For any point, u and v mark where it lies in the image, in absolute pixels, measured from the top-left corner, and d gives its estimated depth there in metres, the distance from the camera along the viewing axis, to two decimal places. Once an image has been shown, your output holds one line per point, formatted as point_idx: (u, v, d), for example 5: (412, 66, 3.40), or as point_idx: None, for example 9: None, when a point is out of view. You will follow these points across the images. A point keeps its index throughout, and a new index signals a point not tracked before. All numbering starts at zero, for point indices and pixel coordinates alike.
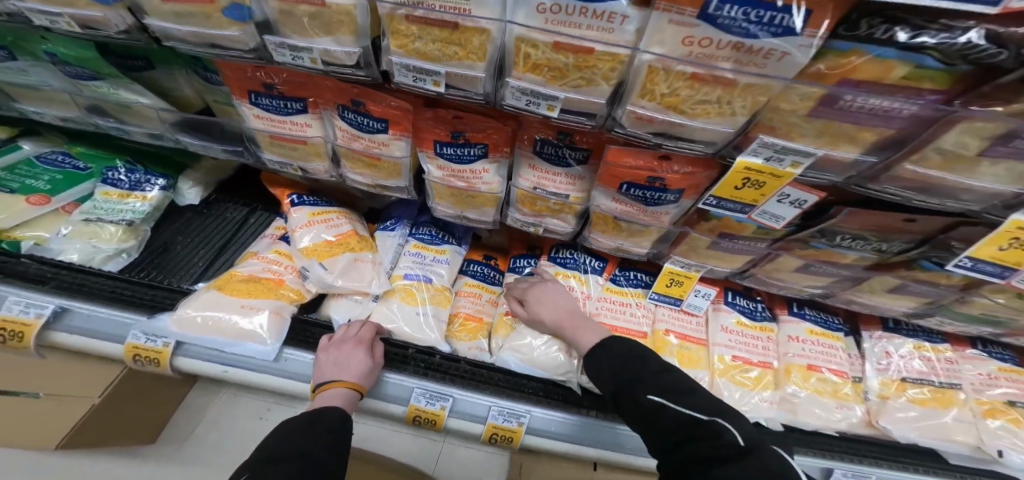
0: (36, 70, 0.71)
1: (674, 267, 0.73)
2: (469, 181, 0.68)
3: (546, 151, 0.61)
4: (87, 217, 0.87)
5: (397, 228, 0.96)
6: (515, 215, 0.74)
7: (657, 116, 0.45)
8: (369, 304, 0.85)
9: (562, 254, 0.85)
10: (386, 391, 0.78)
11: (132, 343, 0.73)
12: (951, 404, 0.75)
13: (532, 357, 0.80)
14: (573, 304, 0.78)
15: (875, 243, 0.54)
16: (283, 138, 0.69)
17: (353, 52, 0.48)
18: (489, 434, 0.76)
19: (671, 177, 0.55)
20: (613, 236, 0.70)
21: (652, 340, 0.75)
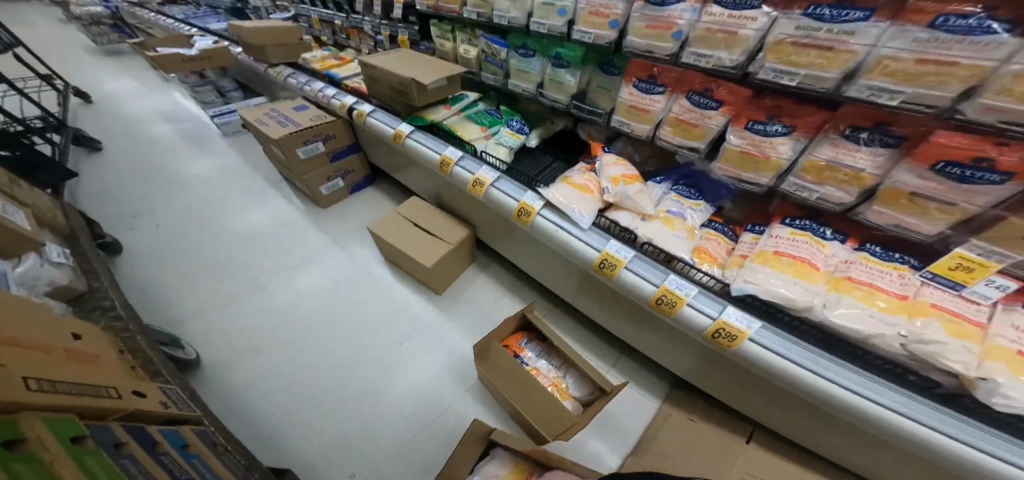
0: (537, 60, 1.42)
1: (968, 252, 0.81)
2: (763, 149, 1.01)
3: (862, 138, 0.86)
4: (496, 142, 1.66)
5: (663, 182, 1.39)
6: (794, 179, 0.99)
7: (1010, 108, 0.66)
8: (637, 219, 1.33)
9: (801, 221, 1.08)
10: (647, 273, 1.20)
11: (524, 201, 1.43)
12: None
13: (773, 286, 1.00)
14: (812, 254, 1.02)
15: None
16: (636, 108, 1.21)
17: (736, 58, 0.93)
18: (714, 327, 1.08)
19: (1005, 160, 0.71)
20: (902, 212, 0.86)
21: (912, 305, 0.90)
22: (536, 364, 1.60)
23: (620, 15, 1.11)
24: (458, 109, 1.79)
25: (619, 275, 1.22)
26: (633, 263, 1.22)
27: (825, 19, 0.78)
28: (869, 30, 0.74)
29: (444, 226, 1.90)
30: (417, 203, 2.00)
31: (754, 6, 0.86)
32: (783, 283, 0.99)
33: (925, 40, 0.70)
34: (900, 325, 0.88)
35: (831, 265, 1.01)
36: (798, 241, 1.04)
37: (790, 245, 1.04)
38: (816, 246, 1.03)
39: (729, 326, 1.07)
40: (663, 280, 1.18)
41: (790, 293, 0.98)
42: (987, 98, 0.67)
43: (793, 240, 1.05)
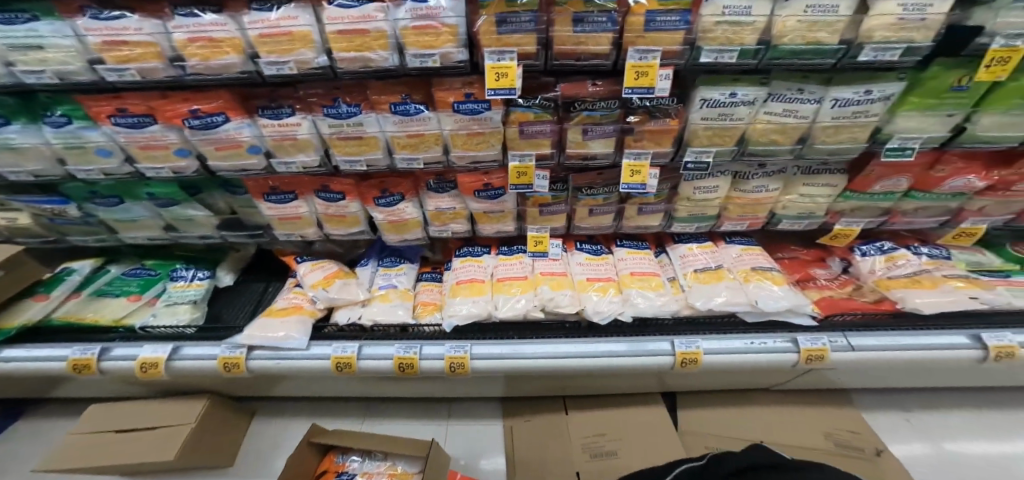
0: (135, 207, 1.13)
1: (531, 231, 1.06)
2: (398, 216, 1.04)
3: (434, 187, 1.00)
4: (166, 303, 1.28)
5: (368, 263, 1.26)
6: (434, 228, 1.09)
7: (464, 155, 0.86)
8: (359, 309, 1.16)
9: (466, 248, 1.18)
10: (372, 353, 1.05)
11: (222, 355, 1.06)
12: (719, 279, 0.98)
13: (465, 312, 1.03)
14: (482, 273, 1.10)
15: (603, 188, 0.95)
16: (285, 217, 1.04)
17: (316, 158, 0.85)
18: (448, 365, 1.00)
19: (495, 181, 0.94)
20: (488, 224, 1.07)
21: (531, 280, 1.05)
22: (364, 468, 1.12)
23: (182, 143, 0.85)
24: (69, 291, 1.30)
25: (359, 368, 1.05)
26: (364, 351, 1.06)
27: (336, 117, 0.79)
28: (369, 119, 0.80)
29: (150, 409, 1.22)
30: (100, 409, 1.22)
31: (288, 113, 0.79)
32: (476, 305, 1.04)
33: (398, 121, 0.80)
34: (529, 298, 1.02)
35: (489, 275, 1.10)
36: (466, 267, 1.12)
37: (461, 273, 1.12)
38: (477, 264, 1.12)
39: (455, 357, 0.99)
40: (392, 351, 1.04)
41: (481, 310, 1.03)
42: (455, 151, 0.85)
43: (464, 267, 1.12)
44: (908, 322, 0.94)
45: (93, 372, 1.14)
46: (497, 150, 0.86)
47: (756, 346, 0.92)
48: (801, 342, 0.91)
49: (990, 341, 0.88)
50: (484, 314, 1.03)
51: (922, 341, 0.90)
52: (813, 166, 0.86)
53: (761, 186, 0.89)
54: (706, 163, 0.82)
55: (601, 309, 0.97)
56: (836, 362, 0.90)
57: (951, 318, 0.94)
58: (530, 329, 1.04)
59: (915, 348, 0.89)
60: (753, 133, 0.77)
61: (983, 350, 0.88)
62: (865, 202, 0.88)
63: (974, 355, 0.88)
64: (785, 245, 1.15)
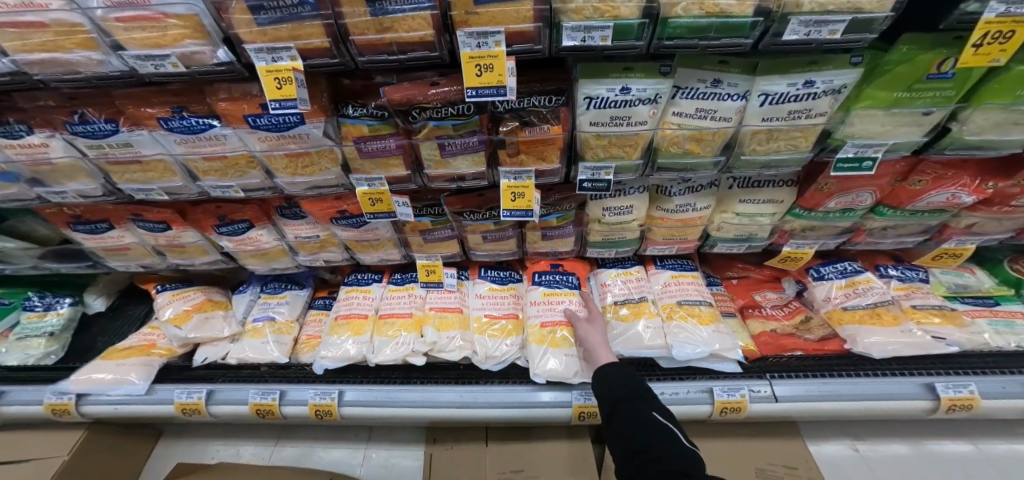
0: None
1: (422, 260, 0.88)
2: (254, 245, 0.80)
3: (287, 212, 0.77)
4: (17, 336, 1.02)
5: (248, 288, 1.04)
6: (304, 258, 0.86)
7: (296, 181, 0.64)
8: (226, 345, 0.96)
9: (356, 275, 0.99)
10: (229, 397, 0.90)
11: (47, 401, 0.90)
12: (641, 315, 0.82)
13: (343, 351, 0.87)
14: (366, 308, 0.93)
15: (488, 212, 0.74)
16: (111, 249, 0.80)
17: (96, 186, 0.61)
18: (312, 412, 0.86)
19: (352, 207, 0.73)
20: (368, 253, 0.86)
21: (417, 319, 0.89)
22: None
23: None
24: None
25: (210, 413, 0.90)
26: (216, 395, 0.90)
27: (87, 137, 0.55)
28: (137, 139, 0.56)
29: (22, 445, 0.94)
30: None
31: (23, 133, 0.55)
32: (359, 346, 0.87)
33: (182, 141, 0.57)
34: (412, 341, 0.86)
35: (376, 309, 0.93)
36: (352, 299, 0.94)
37: (347, 306, 0.93)
38: (361, 297, 0.94)
39: (318, 404, 0.86)
40: (246, 395, 0.89)
41: (360, 351, 0.87)
42: (280, 176, 0.63)
43: (347, 300, 0.94)
44: (853, 365, 0.80)
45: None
46: (336, 172, 0.64)
47: (664, 397, 0.77)
48: (716, 394, 0.77)
49: (943, 392, 0.75)
50: (359, 356, 0.86)
51: (857, 388, 0.76)
52: (749, 179, 0.65)
53: (685, 206, 0.69)
54: (605, 181, 0.62)
55: (496, 353, 0.83)
56: (756, 414, 0.77)
57: (905, 359, 0.80)
58: (419, 373, 0.90)
59: (848, 399, 0.76)
60: (663, 140, 0.55)
61: (934, 401, 0.75)
62: (817, 222, 0.68)
63: (920, 406, 0.75)
64: (734, 261, 0.97)
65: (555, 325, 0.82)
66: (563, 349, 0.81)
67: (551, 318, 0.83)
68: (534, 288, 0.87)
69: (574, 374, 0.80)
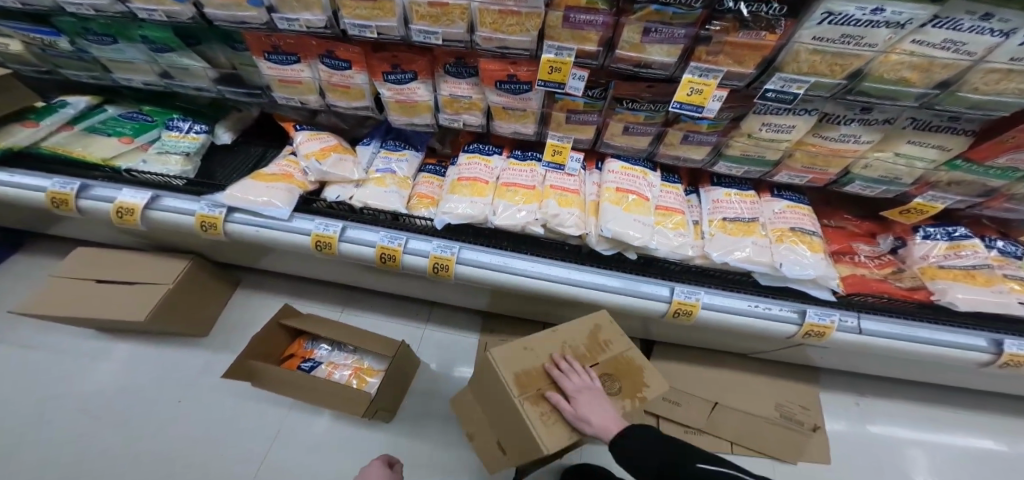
0: (128, 48, 0.98)
1: (553, 140, 0.99)
2: (408, 96, 0.92)
3: (453, 71, 0.87)
4: (158, 150, 1.16)
5: (370, 143, 1.16)
6: (444, 116, 0.97)
7: (490, 37, 0.67)
8: (351, 189, 1.07)
9: (475, 145, 1.11)
10: (358, 236, 1.03)
11: (201, 212, 1.04)
12: (750, 232, 0.95)
13: (460, 210, 0.99)
14: (483, 173, 1.04)
15: (648, 104, 0.83)
16: (286, 81, 0.93)
17: (321, 19, 0.69)
18: (433, 263, 1.00)
19: (522, 74, 0.81)
20: (507, 123, 0.96)
21: (540, 191, 1.01)
22: (332, 358, 1.21)
23: None
24: (63, 122, 1.19)
25: (339, 250, 1.03)
26: (346, 233, 1.04)
27: None
28: None
29: (134, 266, 1.21)
30: (89, 255, 1.23)
31: None
32: (481, 207, 0.99)
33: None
34: (533, 211, 0.98)
35: (495, 176, 1.05)
36: (472, 165, 1.06)
37: (467, 169, 1.05)
38: (481, 164, 1.05)
39: (440, 257, 1.00)
40: (376, 239, 1.02)
41: (478, 212, 0.99)
42: (482, 30, 0.66)
43: (469, 165, 1.06)
44: (937, 314, 0.93)
45: (73, 209, 1.09)
46: (530, 37, 0.66)
47: (759, 310, 0.93)
48: (808, 316, 0.91)
49: (1008, 348, 0.87)
50: (477, 215, 0.99)
51: (935, 336, 0.89)
52: (929, 123, 0.70)
53: (848, 136, 0.75)
54: (792, 94, 0.65)
55: (626, 229, 0.93)
56: (837, 340, 0.91)
57: (982, 320, 0.92)
58: (528, 245, 1.06)
59: (930, 343, 0.89)
60: (882, 66, 0.57)
61: (996, 355, 0.87)
62: (973, 176, 0.76)
63: (985, 359, 0.88)
64: (839, 213, 1.05)
65: (675, 212, 1.00)
66: (636, 213, 0.96)
67: (673, 205, 1.01)
68: (613, 161, 1.02)
69: (636, 239, 0.94)
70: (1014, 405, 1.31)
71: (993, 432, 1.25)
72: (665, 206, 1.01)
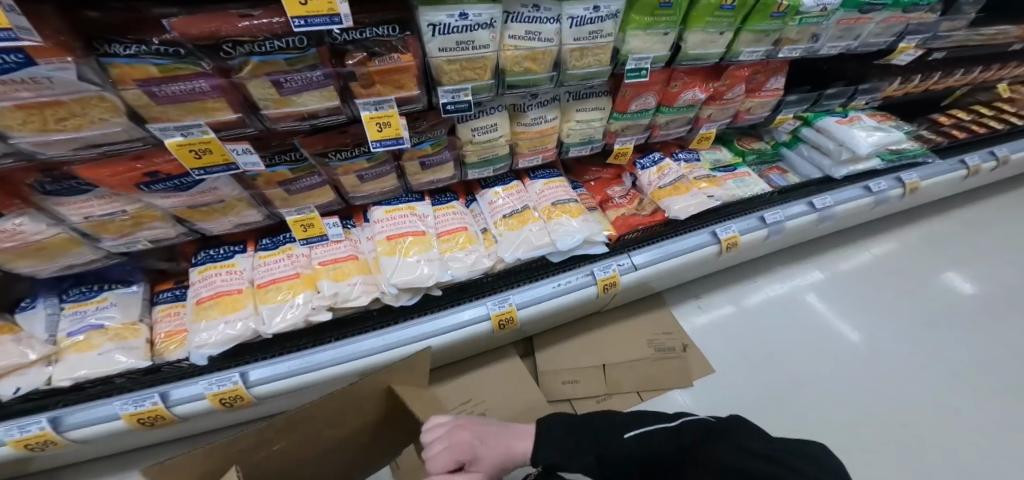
0: None
1: (292, 216, 0.90)
2: (13, 239, 0.67)
3: (53, 189, 0.65)
4: None
5: (39, 304, 0.86)
6: (109, 243, 0.79)
7: (44, 139, 0.52)
8: (43, 371, 0.79)
9: (209, 254, 0.96)
10: (79, 419, 0.81)
11: None
12: (525, 221, 1.06)
13: (217, 335, 0.84)
14: (241, 281, 0.92)
15: (357, 148, 0.81)
16: None
17: None
18: (216, 402, 0.87)
19: (166, 166, 0.67)
20: (217, 220, 0.85)
21: (306, 276, 0.94)
22: None
23: None
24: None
25: (68, 439, 0.81)
26: (65, 421, 0.80)
27: None
28: None
29: None
30: None
31: None
32: (242, 321, 0.87)
33: None
34: (308, 300, 0.91)
35: (249, 281, 0.93)
36: (216, 276, 0.91)
37: (206, 286, 0.89)
38: (223, 272, 0.92)
39: (219, 392, 0.86)
40: (114, 410, 0.82)
41: (238, 329, 0.86)
42: (20, 134, 0.50)
43: (206, 280, 0.90)
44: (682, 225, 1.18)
45: None
46: (121, 123, 0.54)
47: (562, 288, 1.07)
48: (596, 274, 1.08)
49: (722, 235, 1.16)
50: (243, 330, 0.87)
51: (686, 245, 1.14)
52: (579, 91, 0.87)
53: (540, 118, 0.87)
54: (466, 102, 0.70)
55: (414, 274, 0.94)
56: (626, 282, 1.10)
57: (699, 218, 1.19)
58: (335, 329, 0.98)
59: (682, 254, 1.12)
60: (505, 61, 0.66)
61: (717, 244, 1.15)
62: (630, 121, 0.96)
63: (711, 249, 1.15)
64: (588, 167, 1.23)
65: (460, 231, 1.05)
66: (410, 255, 0.96)
67: (456, 225, 1.06)
68: (377, 209, 1.02)
69: (426, 277, 0.96)
70: (789, 253, 1.61)
71: (782, 273, 1.56)
72: (446, 230, 1.04)
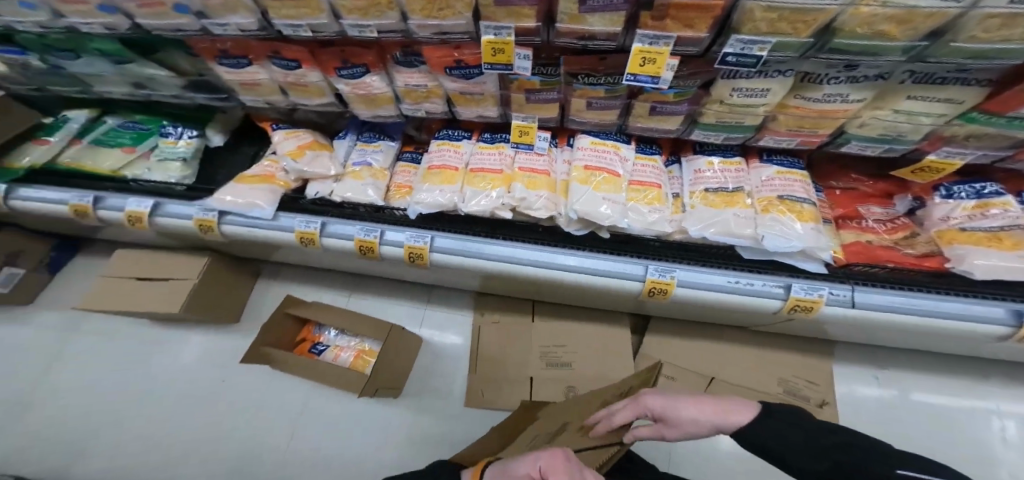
0: (95, 61, 1.01)
1: (518, 122, 0.99)
2: (366, 89, 0.99)
3: (402, 61, 0.92)
4: (159, 158, 1.23)
5: (347, 137, 1.27)
6: (406, 105, 1.05)
7: (424, 23, 0.71)
8: (331, 184, 1.18)
9: (444, 132, 1.16)
10: (333, 232, 1.15)
11: (197, 216, 1.15)
12: (733, 203, 0.91)
13: (428, 200, 1.06)
14: (455, 159, 1.11)
15: (606, 78, 0.76)
16: (246, 83, 1.00)
17: (251, 22, 0.77)
18: (407, 254, 1.10)
19: (468, 58, 0.83)
20: (469, 108, 1.00)
21: (507, 175, 1.04)
22: (337, 342, 1.42)
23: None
24: (69, 137, 1.26)
25: (322, 243, 1.16)
26: (328, 228, 1.15)
27: None
28: None
29: (161, 265, 1.40)
30: (126, 257, 1.42)
31: None
32: (451, 194, 1.05)
33: None
34: (501, 196, 1.02)
35: (464, 162, 1.10)
36: (442, 151, 1.11)
37: (437, 157, 1.11)
38: (451, 150, 1.11)
39: (414, 247, 1.09)
40: (353, 232, 1.14)
41: (445, 199, 1.05)
42: (415, 18, 0.71)
43: (439, 152, 1.11)
44: (952, 282, 0.90)
45: (93, 218, 1.18)
46: (467, 18, 0.69)
47: (736, 286, 0.95)
48: (793, 290, 0.92)
49: None
50: (445, 204, 1.06)
51: (944, 307, 0.87)
52: (930, 74, 0.58)
53: (834, 97, 0.64)
54: (755, 57, 0.55)
55: (597, 209, 0.92)
56: (825, 314, 0.92)
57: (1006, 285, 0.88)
58: (511, 231, 1.10)
59: (929, 314, 0.88)
60: (852, 20, 0.46)
61: (1013, 328, 0.85)
62: (995, 129, 0.63)
63: (999, 332, 0.87)
64: (845, 172, 1.02)
65: (651, 187, 0.97)
66: (600, 190, 0.93)
67: (649, 179, 0.98)
68: (584, 137, 0.99)
69: (605, 217, 0.92)
70: None
71: None
72: (639, 181, 0.97)
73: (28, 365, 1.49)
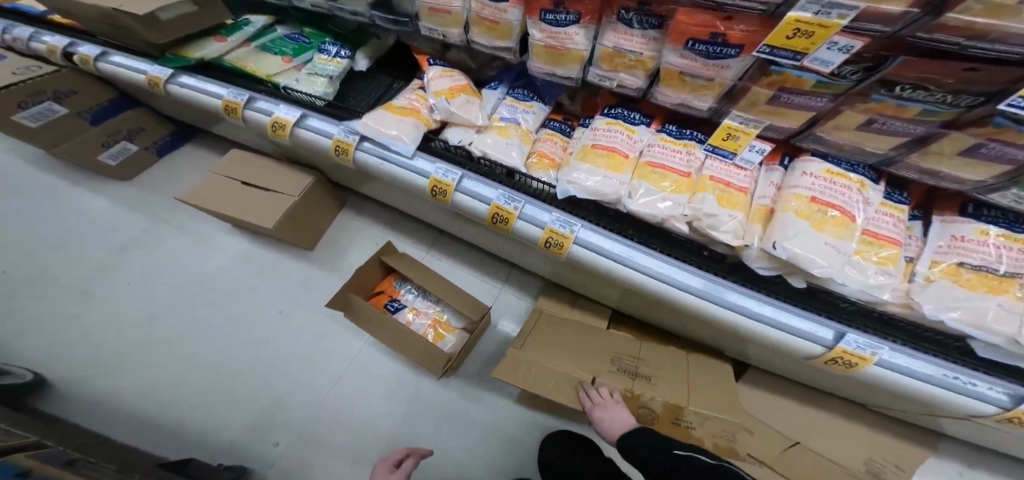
0: None
1: (732, 122, 0.78)
2: (561, 41, 0.84)
3: (630, 18, 0.75)
4: (310, 72, 1.20)
5: (498, 88, 1.13)
6: (597, 71, 0.88)
7: None
8: (472, 134, 1.07)
9: (615, 111, 0.99)
10: (472, 190, 1.03)
11: (337, 137, 1.08)
12: (1000, 291, 0.70)
13: (592, 184, 0.91)
14: (626, 144, 0.94)
15: (941, 95, 0.55)
16: (437, 9, 0.90)
17: None
18: (546, 238, 0.97)
19: (732, 34, 0.63)
20: (677, 91, 0.80)
21: (695, 181, 0.88)
22: (414, 304, 1.34)
23: None
24: (243, 39, 1.27)
25: (453, 198, 1.04)
26: (464, 183, 1.04)
27: None
28: None
29: (268, 175, 1.38)
30: (239, 157, 1.40)
31: None
32: (619, 186, 0.90)
33: None
34: (682, 203, 0.86)
35: (636, 151, 0.94)
36: (610, 131, 0.95)
37: (604, 137, 0.94)
38: (624, 134, 0.94)
39: (556, 233, 0.95)
40: (493, 197, 1.01)
41: (601, 187, 0.90)
42: None
43: (606, 131, 0.95)
44: None
45: (240, 119, 1.18)
46: None
47: (957, 386, 0.79)
48: None
49: None
50: (609, 195, 0.90)
51: None
52: None
53: None
54: None
55: (816, 259, 0.74)
56: None
57: None
58: (670, 245, 0.96)
59: None
60: None
61: None
62: None
63: None
64: None
65: (891, 244, 0.77)
66: (826, 233, 0.74)
67: (889, 233, 0.78)
68: (813, 161, 0.79)
69: (815, 265, 0.74)
70: None
71: None
72: (874, 232, 0.78)
73: (114, 240, 1.53)
